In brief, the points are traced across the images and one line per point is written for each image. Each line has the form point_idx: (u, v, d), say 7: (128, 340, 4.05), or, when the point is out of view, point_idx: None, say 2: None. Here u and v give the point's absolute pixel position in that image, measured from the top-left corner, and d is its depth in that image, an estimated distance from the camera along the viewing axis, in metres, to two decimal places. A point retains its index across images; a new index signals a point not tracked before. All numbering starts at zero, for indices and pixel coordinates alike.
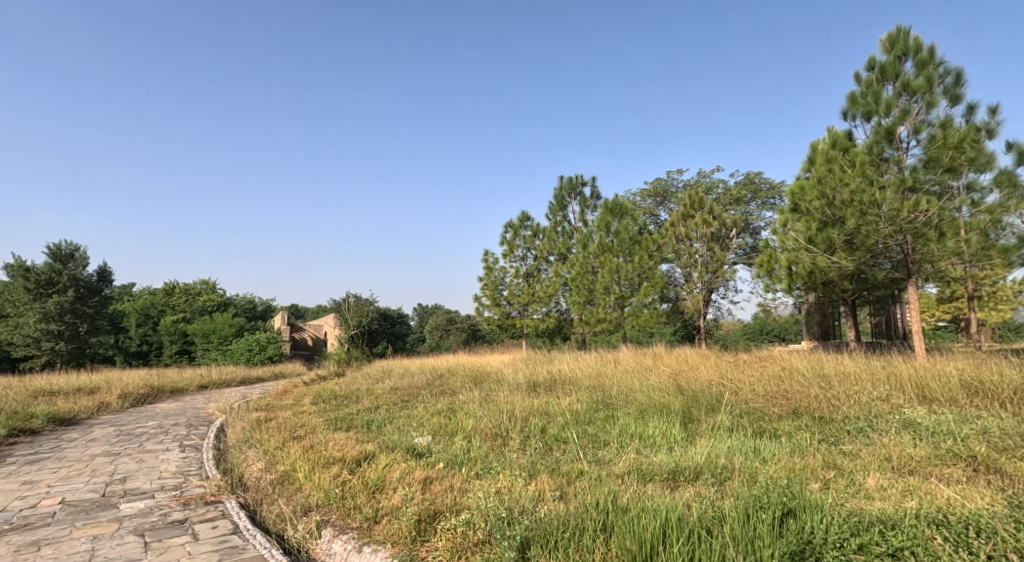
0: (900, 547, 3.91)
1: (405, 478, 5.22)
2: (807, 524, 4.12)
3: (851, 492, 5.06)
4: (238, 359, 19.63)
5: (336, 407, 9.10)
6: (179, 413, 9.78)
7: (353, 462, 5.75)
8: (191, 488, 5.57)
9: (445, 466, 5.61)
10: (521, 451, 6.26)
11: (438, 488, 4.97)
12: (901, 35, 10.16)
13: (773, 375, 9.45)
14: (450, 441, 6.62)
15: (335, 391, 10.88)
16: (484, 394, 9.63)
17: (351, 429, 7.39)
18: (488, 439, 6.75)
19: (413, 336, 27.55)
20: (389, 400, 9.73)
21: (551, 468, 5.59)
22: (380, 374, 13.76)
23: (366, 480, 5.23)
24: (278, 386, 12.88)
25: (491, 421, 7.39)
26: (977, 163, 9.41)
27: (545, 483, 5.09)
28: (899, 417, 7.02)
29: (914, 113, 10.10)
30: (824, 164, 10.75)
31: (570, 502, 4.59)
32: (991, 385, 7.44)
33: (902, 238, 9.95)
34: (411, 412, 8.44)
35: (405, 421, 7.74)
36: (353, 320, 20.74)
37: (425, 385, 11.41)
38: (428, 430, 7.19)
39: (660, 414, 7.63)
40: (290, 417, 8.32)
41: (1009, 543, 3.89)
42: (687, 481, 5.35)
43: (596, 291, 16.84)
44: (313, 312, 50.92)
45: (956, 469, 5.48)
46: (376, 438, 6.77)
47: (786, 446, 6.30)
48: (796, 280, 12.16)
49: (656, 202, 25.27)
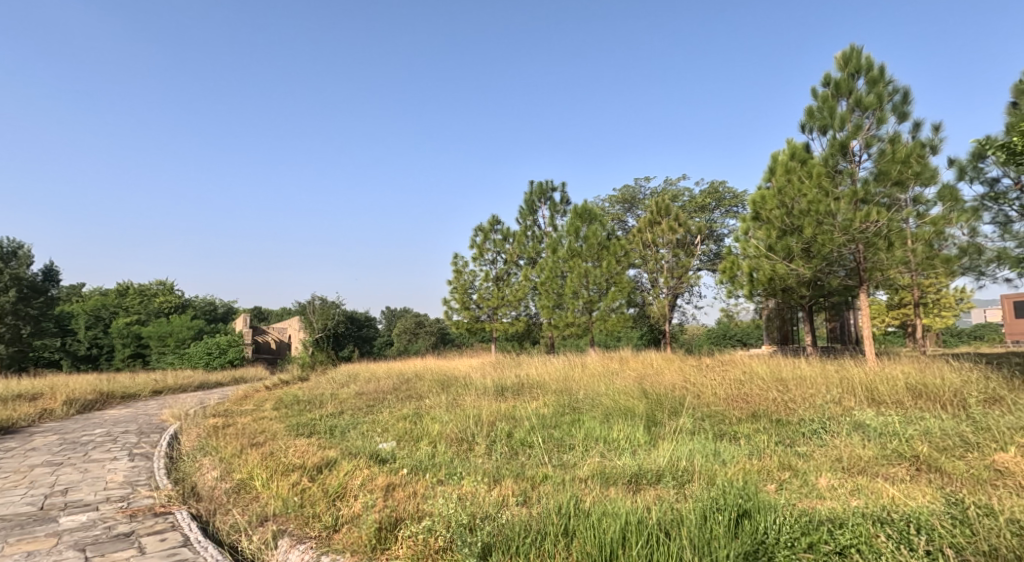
0: (847, 545, 4.13)
1: (367, 485, 5.30)
2: (761, 525, 4.32)
3: (804, 492, 5.31)
4: (197, 363, 19.29)
5: (298, 413, 9.07)
6: (129, 420, 9.63)
7: (314, 469, 5.80)
8: (139, 499, 5.54)
9: (408, 472, 5.69)
10: (486, 456, 6.39)
11: (400, 495, 5.07)
12: (854, 53, 10.59)
13: (733, 380, 9.73)
14: (415, 446, 6.70)
15: (299, 396, 10.84)
16: (451, 398, 9.72)
17: (313, 436, 7.39)
18: (454, 444, 6.85)
19: (381, 340, 27.42)
20: (354, 405, 9.74)
21: (516, 472, 5.73)
22: (345, 379, 13.71)
23: (326, 487, 5.30)
24: (239, 391, 12.72)
25: (457, 426, 7.48)
26: (923, 178, 9.81)
27: (508, 489, 5.21)
28: (851, 419, 7.34)
29: (866, 128, 10.54)
30: (783, 174, 11.11)
31: (533, 507, 4.72)
32: (935, 388, 7.82)
33: (855, 248, 10.38)
34: (376, 417, 8.49)
35: (370, 427, 7.78)
36: (318, 323, 20.56)
37: (391, 389, 11.45)
38: (394, 436, 7.27)
39: (624, 418, 7.83)
40: (249, 424, 8.27)
41: (945, 539, 4.15)
42: (649, 484, 5.54)
43: (565, 295, 17.03)
44: (277, 315, 50.13)
45: (901, 468, 5.77)
46: (340, 444, 6.81)
47: (745, 448, 6.55)
48: (757, 286, 12.55)
49: (624, 209, 25.63)
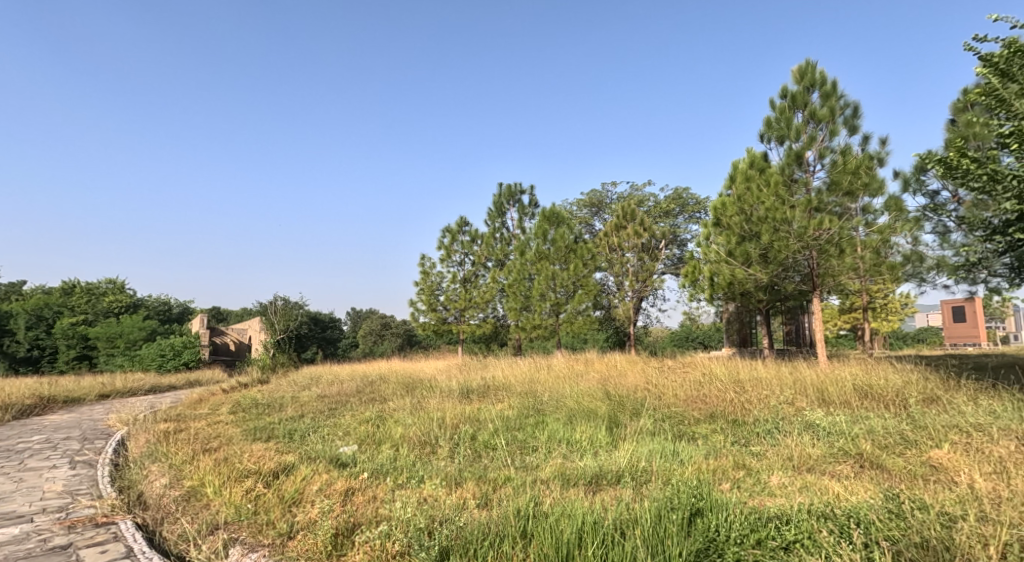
0: (793, 541, 4.37)
1: (325, 490, 5.39)
2: (713, 524, 4.51)
3: (757, 490, 5.56)
4: (149, 365, 18.87)
5: (255, 416, 9.06)
6: (71, 425, 9.46)
7: (269, 474, 5.84)
8: (80, 509, 5.47)
9: (369, 476, 5.79)
10: (449, 458, 6.50)
11: (359, 499, 5.17)
12: (809, 68, 11.01)
13: (694, 381, 10.05)
14: (376, 449, 6.81)
15: (258, 399, 10.78)
16: (415, 401, 9.81)
17: (271, 440, 7.43)
18: (416, 447, 6.96)
19: (346, 342, 27.23)
20: (315, 408, 9.75)
21: (477, 475, 5.87)
22: (307, 382, 13.63)
23: (282, 493, 5.36)
24: (193, 394, 12.54)
25: (419, 429, 7.58)
26: (871, 189, 10.28)
27: (468, 492, 5.35)
28: (802, 419, 7.67)
29: (820, 139, 10.97)
30: (742, 182, 11.46)
31: (493, 509, 4.87)
32: (879, 389, 8.23)
33: (808, 254, 10.80)
34: (337, 420, 8.54)
35: (331, 430, 7.85)
36: (280, 324, 20.39)
37: (355, 392, 11.47)
38: (355, 439, 7.33)
39: (587, 419, 8.03)
40: (202, 429, 8.23)
41: (881, 532, 4.42)
42: (608, 485, 5.72)
43: (532, 297, 17.23)
44: (237, 315, 49.29)
45: (846, 465, 6.09)
46: (298, 448, 6.86)
47: (703, 448, 6.81)
48: (717, 290, 12.93)
49: (592, 212, 25.97)
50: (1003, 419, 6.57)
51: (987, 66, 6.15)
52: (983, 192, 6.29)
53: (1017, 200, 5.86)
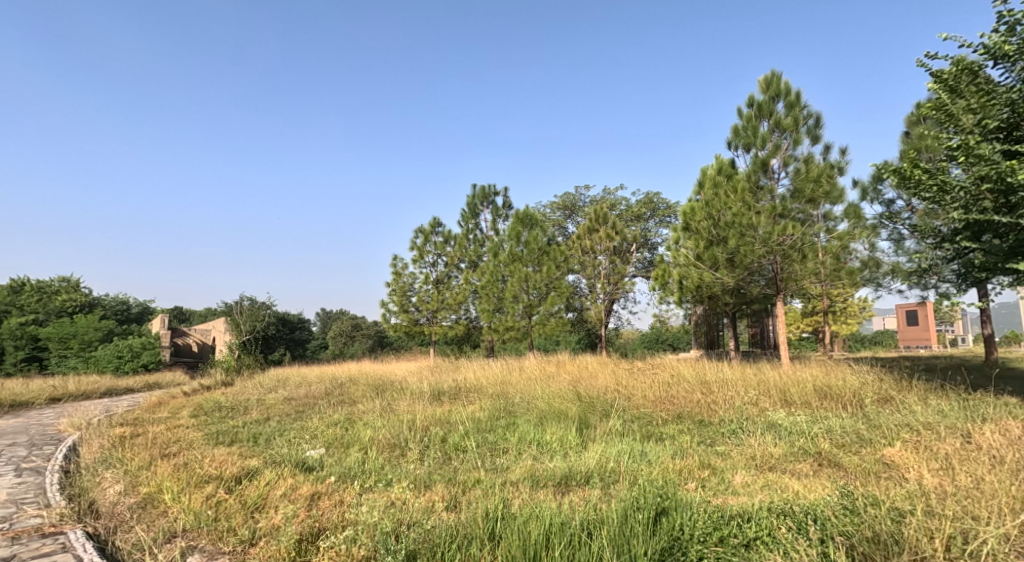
0: (752, 538, 4.54)
1: (289, 495, 5.44)
2: (678, 522, 4.65)
3: (721, 489, 5.76)
4: (106, 367, 18.38)
5: (217, 420, 9.01)
6: (20, 431, 9.26)
7: (231, 480, 5.85)
8: (25, 519, 5.25)
9: (336, 480, 5.86)
10: (419, 461, 6.59)
11: (326, 503, 5.24)
12: (775, 78, 11.35)
13: (662, 382, 10.28)
14: (344, 453, 6.86)
15: (222, 403, 10.69)
16: (385, 403, 9.86)
17: (235, 444, 7.42)
18: (385, 450, 7.03)
19: (315, 343, 27.00)
20: (281, 411, 9.73)
21: (447, 477, 5.97)
22: (273, 384, 13.53)
23: (244, 499, 5.38)
24: (152, 397, 12.36)
25: (389, 431, 7.64)
26: (832, 197, 10.65)
27: (437, 495, 5.45)
28: (765, 419, 7.92)
29: (784, 148, 11.30)
30: (711, 188, 11.72)
31: (461, 512, 4.96)
32: (837, 390, 8.54)
33: (773, 258, 11.12)
34: (304, 423, 8.54)
35: (297, 433, 7.87)
36: (246, 325, 20.21)
37: (323, 394, 11.45)
38: (323, 442, 7.37)
39: (557, 420, 8.19)
40: (161, 433, 8.15)
41: (837, 528, 4.51)
42: (577, 485, 5.87)
43: (505, 299, 17.35)
44: (200, 315, 48.46)
45: (805, 464, 6.32)
46: (263, 452, 6.88)
47: (670, 448, 7.00)
48: (686, 292, 13.21)
49: (565, 215, 26.21)
50: (950, 417, 6.90)
51: (938, 82, 6.47)
52: (934, 202, 6.60)
53: (963, 211, 6.15)
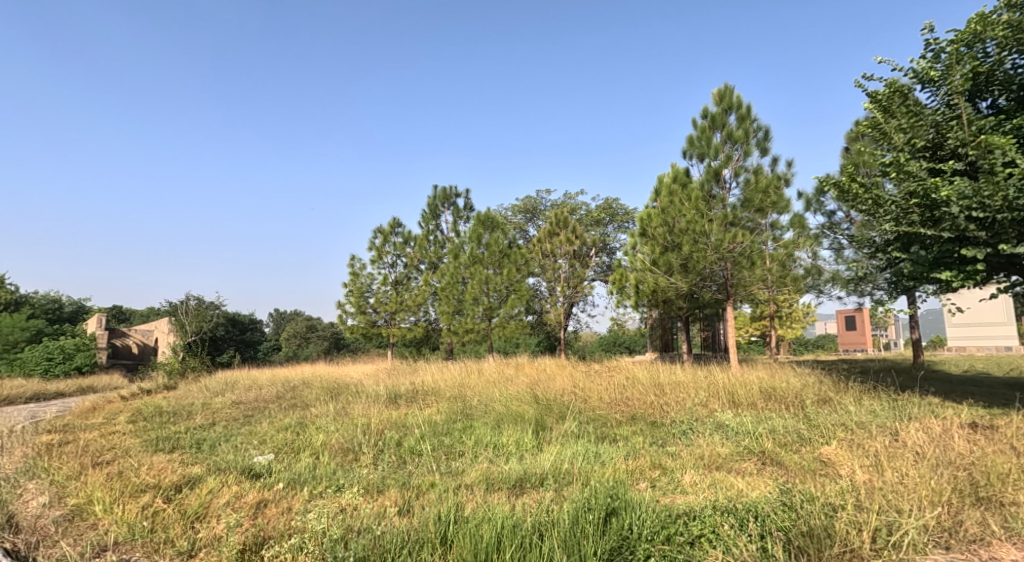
0: (697, 536, 4.60)
1: (234, 504, 5.43)
2: (627, 522, 4.68)
3: (671, 488, 6.00)
4: (34, 369, 17.66)
5: (158, 426, 8.86)
6: None
7: (170, 489, 5.78)
8: None
9: (284, 486, 5.90)
10: (373, 465, 6.69)
11: (272, 511, 5.28)
12: (728, 91, 11.80)
13: (617, 384, 10.60)
14: (295, 458, 6.89)
15: (163, 408, 10.49)
16: (340, 407, 9.86)
17: (175, 451, 7.33)
18: (338, 455, 7.08)
19: (267, 344, 26.57)
20: (228, 416, 9.64)
21: (401, 482, 6.06)
22: (221, 388, 13.30)
23: (184, 509, 5.31)
24: (88, 402, 12.00)
25: (343, 435, 7.70)
26: (779, 207, 11.14)
27: (391, 500, 5.54)
28: (712, 420, 8.26)
29: (735, 159, 11.76)
30: (666, 196, 12.03)
31: (415, 516, 5.05)
32: (781, 392, 8.98)
33: (724, 264, 11.55)
34: (253, 428, 8.50)
35: (245, 439, 7.84)
36: (192, 325, 19.81)
37: (275, 398, 11.37)
38: (272, 448, 7.37)
39: (514, 423, 8.37)
40: (94, 440, 7.94)
41: (775, 525, 4.61)
42: (532, 487, 6.06)
43: (465, 301, 17.46)
44: (141, 315, 46.87)
45: (749, 463, 6.63)
46: (206, 460, 6.84)
47: (623, 449, 7.24)
48: (642, 297, 13.57)
49: (526, 218, 26.46)
50: (882, 416, 7.35)
51: (873, 102, 6.94)
52: (869, 215, 7.01)
53: (894, 223, 6.56)
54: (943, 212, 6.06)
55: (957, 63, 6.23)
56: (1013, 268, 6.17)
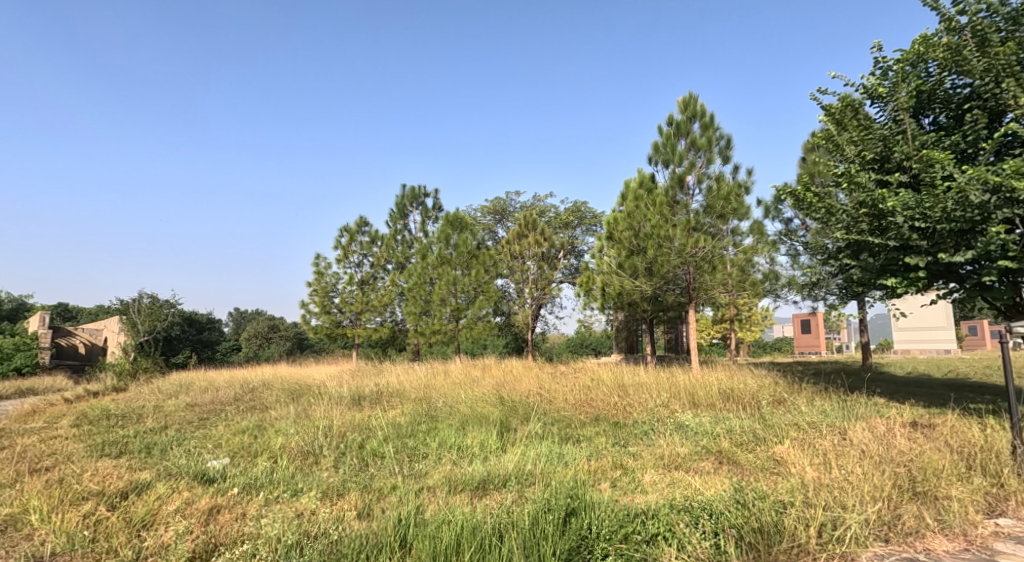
0: (655, 533, 4.74)
1: (187, 509, 5.39)
2: (586, 522, 4.80)
3: (631, 488, 6.16)
4: None
5: (105, 430, 8.72)
6: None
7: (115, 495, 5.69)
8: None
9: (239, 491, 5.89)
10: (333, 469, 6.71)
11: (225, 518, 5.27)
12: (692, 100, 12.09)
13: (582, 385, 10.80)
14: (251, 462, 6.87)
15: (110, 411, 10.27)
16: (301, 409, 9.82)
17: (123, 456, 7.24)
18: (298, 458, 7.08)
19: (226, 344, 26.15)
20: (182, 419, 9.52)
21: (362, 485, 6.12)
22: (174, 390, 13.08)
23: (129, 517, 5.23)
24: (32, 405, 11.67)
25: (303, 438, 7.70)
26: (739, 213, 11.46)
27: (352, 504, 5.58)
28: (673, 421, 8.48)
29: (699, 166, 12.06)
30: (632, 200, 12.25)
31: (376, 520, 5.10)
32: (738, 393, 9.26)
33: (687, 268, 11.84)
34: (207, 432, 8.43)
35: (198, 443, 7.78)
36: (144, 325, 19.43)
37: (231, 400, 11.23)
38: (227, 452, 7.34)
39: (480, 424, 8.47)
40: (38, 445, 7.78)
41: (723, 524, 4.76)
42: (495, 488, 6.17)
43: (432, 301, 17.43)
44: (88, 314, 45.08)
45: (707, 462, 6.84)
46: (156, 465, 6.77)
47: (586, 450, 7.38)
48: (608, 299, 13.79)
49: (495, 220, 26.56)
50: (832, 416, 7.65)
51: (827, 115, 7.25)
52: (823, 223, 7.31)
53: (845, 231, 6.86)
54: (889, 222, 6.36)
55: (902, 81, 6.56)
56: (951, 275, 6.47)
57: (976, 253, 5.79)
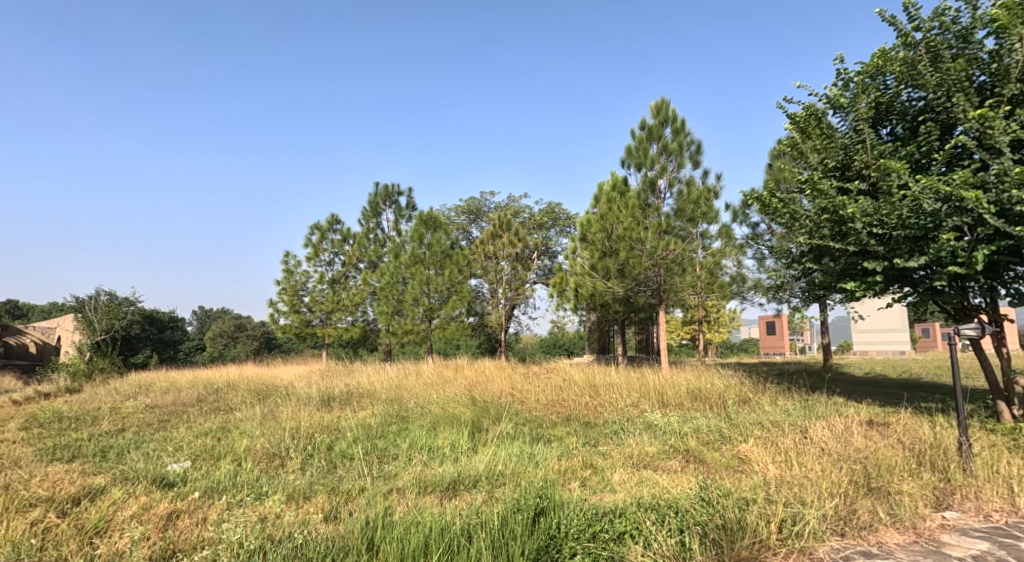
0: (623, 531, 4.85)
1: (143, 516, 5.33)
2: (555, 521, 4.90)
3: (600, 487, 6.28)
4: None
5: (57, 433, 8.55)
6: None
7: (66, 502, 5.58)
8: None
9: (200, 496, 5.86)
10: (301, 471, 6.70)
11: (184, 523, 5.23)
12: (664, 105, 12.31)
13: (554, 386, 10.93)
14: (214, 466, 6.83)
15: (63, 413, 10.06)
16: (267, 410, 9.77)
17: (75, 461, 7.13)
18: (264, 461, 7.06)
19: (189, 344, 25.73)
20: (142, 421, 9.39)
21: (330, 488, 6.14)
22: (133, 391, 12.87)
23: (81, 524, 5.11)
24: None
25: (269, 440, 7.67)
26: (709, 217, 11.70)
27: (319, 507, 5.60)
28: (642, 420, 8.65)
29: (670, 170, 12.28)
30: (605, 203, 12.40)
31: (345, 523, 5.13)
32: (705, 393, 9.47)
33: (658, 271, 12.04)
34: (168, 434, 8.34)
35: (158, 446, 7.69)
36: (102, 324, 19.06)
37: (194, 402, 11.09)
38: (190, 455, 7.28)
39: (451, 425, 8.53)
40: None
41: (682, 523, 4.88)
42: (465, 489, 6.24)
43: (405, 301, 17.39)
44: (41, 312, 44.00)
45: (674, 461, 7.00)
46: (113, 469, 6.69)
47: (557, 450, 7.49)
48: (581, 300, 13.95)
49: (469, 220, 26.59)
50: (794, 415, 7.89)
51: (792, 123, 7.48)
52: (787, 227, 7.54)
53: (808, 236, 7.10)
54: (849, 228, 6.60)
55: (862, 93, 6.80)
56: (906, 280, 6.73)
57: (928, 259, 6.04)
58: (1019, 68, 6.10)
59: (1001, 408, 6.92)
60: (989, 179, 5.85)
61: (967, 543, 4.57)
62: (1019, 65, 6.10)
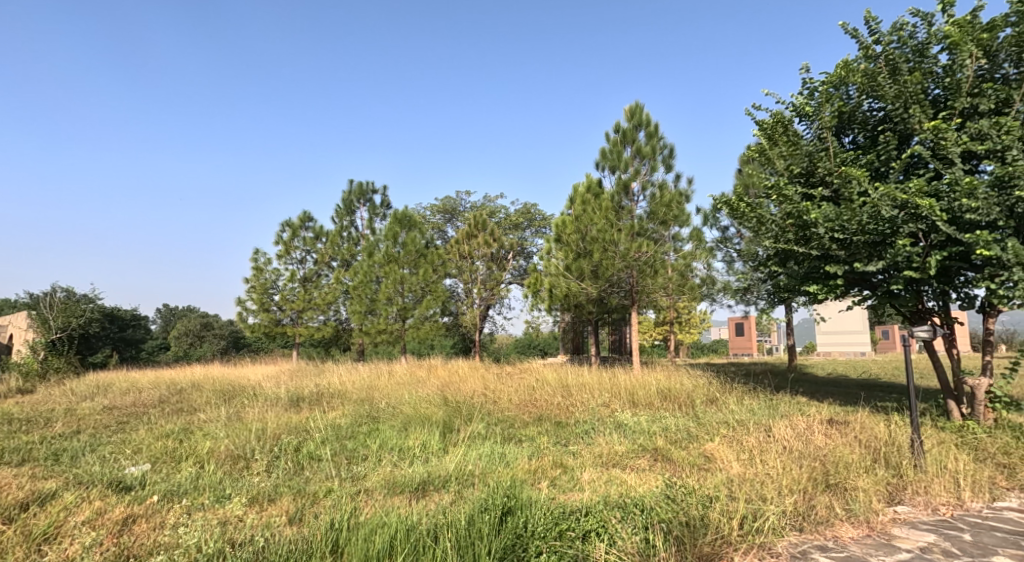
0: (588, 530, 4.91)
1: (96, 521, 5.26)
2: (523, 520, 4.93)
3: (568, 486, 6.34)
4: None
5: (9, 436, 8.35)
6: None
7: (15, 507, 5.47)
8: None
9: (159, 499, 5.79)
10: (266, 473, 6.66)
11: (141, 528, 5.16)
12: (638, 109, 12.45)
13: (527, 386, 10.97)
14: (175, 468, 6.74)
15: (16, 415, 9.81)
16: (233, 411, 9.67)
17: (27, 464, 6.98)
18: (227, 463, 7.00)
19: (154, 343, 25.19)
20: (100, 423, 9.20)
21: (296, 489, 6.11)
22: (92, 391, 12.61)
23: (30, 530, 5.00)
24: None
25: (234, 442, 7.60)
26: (680, 220, 11.85)
27: (284, 510, 5.56)
28: (613, 420, 8.74)
29: (643, 173, 12.41)
30: (579, 204, 12.49)
31: (310, 525, 5.11)
32: (675, 393, 9.60)
33: (630, 273, 12.16)
34: (126, 436, 8.20)
35: (117, 448, 7.57)
36: (58, 321, 18.63)
37: (157, 402, 10.91)
38: (148, 457, 7.18)
39: (422, 425, 8.51)
40: None
41: (643, 521, 4.95)
42: (435, 489, 6.26)
43: (378, 301, 17.25)
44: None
45: (642, 460, 7.10)
46: (66, 473, 6.56)
47: (527, 450, 7.53)
48: (555, 300, 14.04)
49: (444, 219, 26.56)
50: (758, 415, 8.04)
51: (760, 130, 7.63)
52: (755, 231, 7.69)
53: (774, 240, 7.25)
54: (812, 233, 6.77)
55: (826, 102, 6.97)
56: (865, 283, 6.92)
57: (886, 263, 6.22)
58: (969, 83, 6.33)
59: (951, 407, 7.15)
60: (942, 188, 6.04)
61: (916, 535, 4.72)
62: (970, 79, 6.33)
